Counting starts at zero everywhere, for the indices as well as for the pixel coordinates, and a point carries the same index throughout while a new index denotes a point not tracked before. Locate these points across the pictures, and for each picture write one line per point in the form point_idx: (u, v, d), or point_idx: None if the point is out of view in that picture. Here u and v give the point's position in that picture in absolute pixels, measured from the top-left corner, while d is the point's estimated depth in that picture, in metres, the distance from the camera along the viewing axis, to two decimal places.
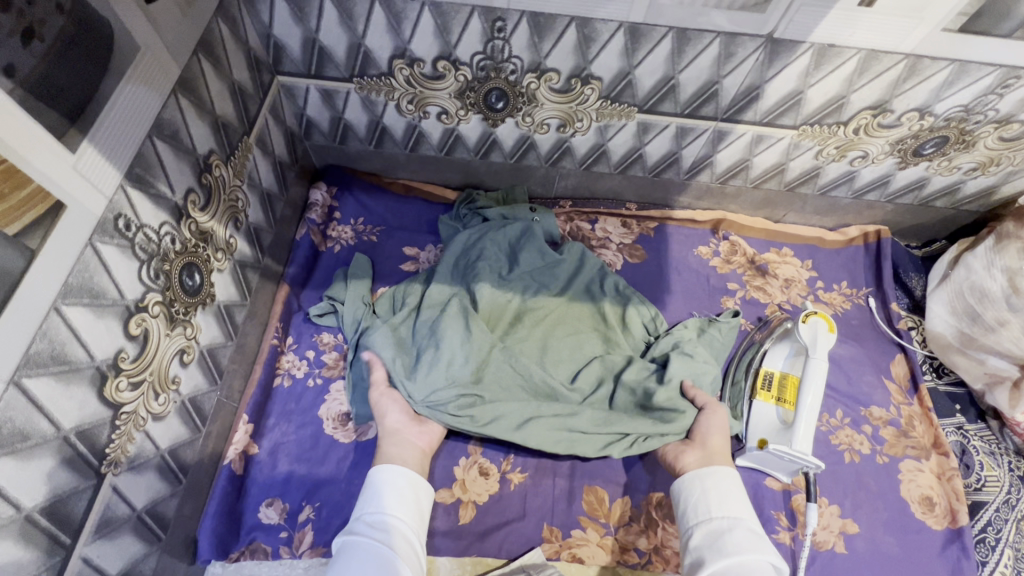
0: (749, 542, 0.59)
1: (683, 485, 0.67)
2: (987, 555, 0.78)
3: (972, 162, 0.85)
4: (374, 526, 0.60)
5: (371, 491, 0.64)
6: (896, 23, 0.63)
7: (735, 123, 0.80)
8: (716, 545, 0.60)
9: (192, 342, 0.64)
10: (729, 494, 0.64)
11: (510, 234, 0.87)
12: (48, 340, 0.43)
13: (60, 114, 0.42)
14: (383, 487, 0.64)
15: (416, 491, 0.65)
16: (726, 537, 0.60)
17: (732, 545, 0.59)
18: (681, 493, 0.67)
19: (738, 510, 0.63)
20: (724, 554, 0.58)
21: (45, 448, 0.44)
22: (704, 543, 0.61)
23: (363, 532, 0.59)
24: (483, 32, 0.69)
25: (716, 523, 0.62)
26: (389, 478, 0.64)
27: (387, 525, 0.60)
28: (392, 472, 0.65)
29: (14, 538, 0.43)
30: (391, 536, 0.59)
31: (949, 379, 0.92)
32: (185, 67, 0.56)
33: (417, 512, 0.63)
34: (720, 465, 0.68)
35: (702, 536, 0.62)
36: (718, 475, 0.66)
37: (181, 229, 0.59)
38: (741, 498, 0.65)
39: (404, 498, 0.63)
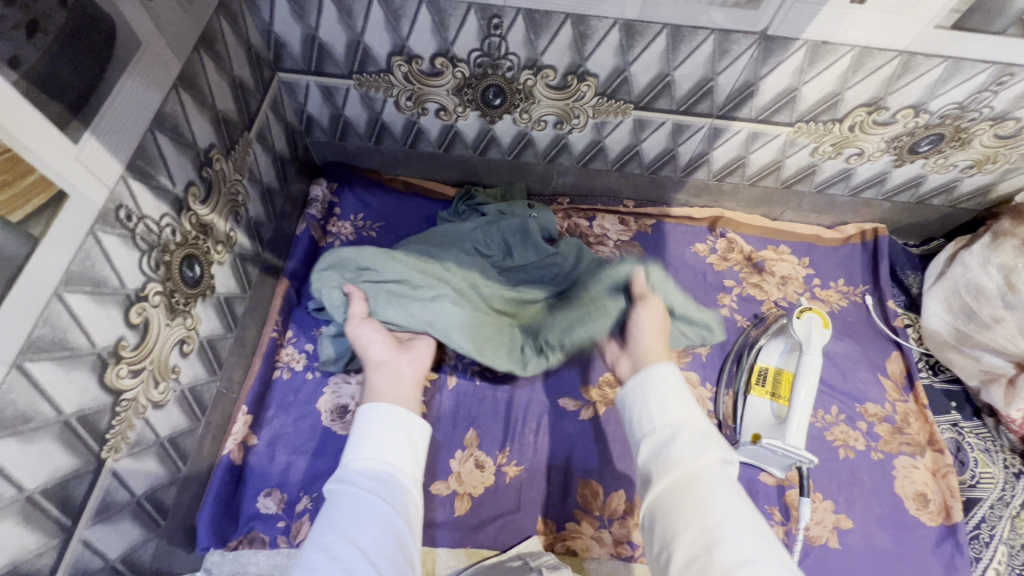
0: (695, 445, 0.53)
1: (626, 397, 0.61)
2: (981, 551, 0.78)
3: (968, 159, 0.85)
4: (362, 474, 0.56)
5: (360, 436, 0.59)
6: (889, 20, 0.63)
7: (731, 120, 0.81)
8: (661, 459, 0.54)
9: (193, 333, 0.65)
10: (668, 398, 0.57)
11: (508, 231, 0.86)
12: (50, 325, 0.44)
13: (63, 106, 0.43)
14: (375, 432, 0.59)
15: (407, 436, 0.60)
16: (670, 447, 0.54)
17: (676, 456, 0.53)
18: (627, 404, 0.61)
19: (679, 413, 0.56)
20: (670, 467, 0.52)
21: (47, 432, 0.45)
22: (651, 457, 0.55)
23: (351, 481, 0.55)
24: (480, 30, 0.70)
25: (659, 434, 0.55)
26: (378, 424, 0.60)
27: (377, 473, 0.56)
28: (386, 417, 0.61)
29: (15, 518, 0.44)
30: (382, 484, 0.55)
31: (945, 377, 0.92)
32: (186, 63, 0.57)
33: (413, 460, 0.60)
34: (655, 366, 0.61)
35: (647, 450, 0.56)
36: (652, 381, 0.59)
37: (181, 220, 0.60)
38: (685, 398, 0.58)
39: (397, 444, 0.59)
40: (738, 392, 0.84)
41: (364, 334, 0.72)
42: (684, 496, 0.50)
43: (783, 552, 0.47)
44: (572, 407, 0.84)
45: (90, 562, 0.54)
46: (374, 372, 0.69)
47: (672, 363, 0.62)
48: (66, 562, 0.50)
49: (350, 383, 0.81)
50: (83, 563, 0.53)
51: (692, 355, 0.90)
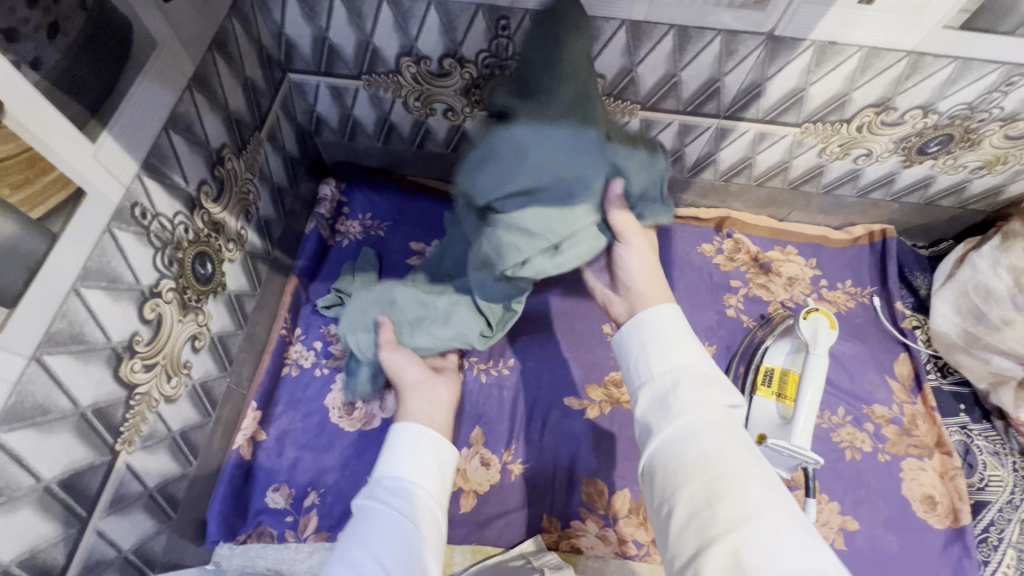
0: (694, 391, 0.52)
1: (625, 346, 0.59)
2: (989, 554, 0.78)
3: (978, 160, 0.85)
4: (393, 491, 0.56)
5: (393, 455, 0.60)
6: (897, 20, 0.63)
7: (738, 121, 0.81)
8: (662, 406, 0.53)
9: (204, 329, 0.66)
10: (670, 343, 0.56)
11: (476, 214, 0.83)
12: (67, 320, 0.45)
13: (82, 106, 0.44)
14: (409, 453, 0.60)
15: (439, 461, 0.62)
16: (672, 394, 0.53)
17: (679, 402, 0.52)
18: (625, 352, 0.59)
19: (680, 358, 0.55)
20: (672, 414, 0.52)
21: (64, 423, 0.47)
22: (652, 404, 0.54)
23: (382, 496, 0.56)
24: (488, 31, 0.70)
25: (660, 380, 0.54)
26: (413, 445, 0.61)
27: (408, 493, 0.57)
28: (422, 440, 0.62)
29: (33, 507, 0.45)
30: (411, 504, 0.56)
31: (954, 379, 0.92)
32: (199, 63, 0.59)
33: (440, 485, 0.60)
34: (656, 305, 0.60)
35: (648, 398, 0.55)
36: (651, 325, 0.58)
37: (193, 218, 0.61)
38: (687, 341, 0.56)
39: (430, 468, 0.60)
40: (744, 392, 0.84)
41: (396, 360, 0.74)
42: (686, 443, 0.49)
43: (790, 499, 0.47)
44: (577, 406, 0.84)
45: (103, 553, 0.55)
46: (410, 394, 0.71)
47: (674, 304, 0.60)
48: (80, 552, 0.51)
49: None
50: (96, 552, 0.54)
51: None
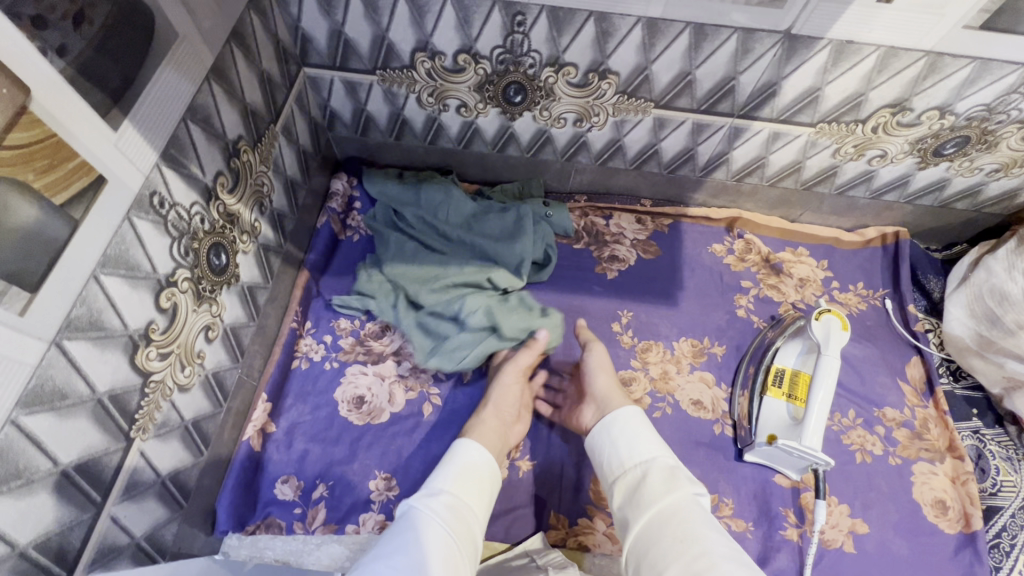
0: (663, 479, 0.58)
1: (596, 445, 0.66)
2: (1000, 560, 0.77)
3: (995, 162, 0.84)
4: (445, 506, 0.57)
5: (447, 472, 0.61)
6: (916, 20, 0.63)
7: (752, 120, 0.80)
8: (634, 498, 0.59)
9: (217, 320, 0.67)
10: (634, 438, 0.64)
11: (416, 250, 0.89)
12: (86, 306, 0.45)
13: (105, 94, 0.44)
14: (462, 472, 0.62)
15: (484, 487, 0.62)
16: (641, 487, 0.59)
17: (647, 492, 0.58)
18: (599, 452, 0.66)
19: (645, 453, 0.62)
20: (643, 505, 0.57)
21: (82, 409, 0.47)
22: (625, 499, 0.60)
23: (433, 507, 0.56)
24: (504, 27, 0.70)
25: (629, 474, 0.61)
26: (467, 466, 0.62)
27: (457, 507, 0.58)
28: (476, 463, 0.63)
29: (50, 491, 0.45)
30: (457, 518, 0.57)
31: (967, 383, 0.91)
32: (218, 55, 0.59)
33: (483, 506, 0.61)
34: (617, 409, 0.67)
35: (621, 493, 0.61)
36: (615, 424, 0.66)
37: (210, 209, 0.62)
38: (652, 436, 0.64)
39: (475, 491, 0.61)
40: (754, 393, 0.83)
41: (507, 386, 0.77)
42: (660, 529, 0.54)
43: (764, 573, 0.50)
44: None
45: (117, 539, 0.55)
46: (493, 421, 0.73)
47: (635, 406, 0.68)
48: (95, 537, 0.52)
49: (367, 374, 0.83)
50: (110, 538, 0.54)
51: (708, 355, 0.90)
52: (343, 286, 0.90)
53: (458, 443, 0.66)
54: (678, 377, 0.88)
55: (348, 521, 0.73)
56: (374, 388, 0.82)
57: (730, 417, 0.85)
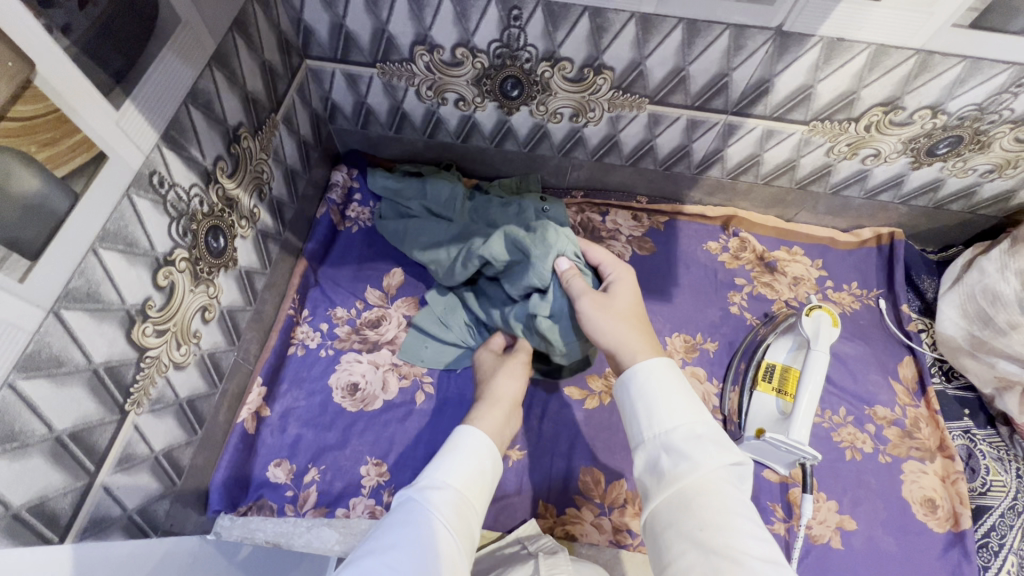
0: (688, 454, 0.52)
1: (619, 403, 0.59)
2: (989, 560, 0.77)
3: (988, 163, 0.84)
4: (447, 501, 0.53)
5: (453, 461, 0.57)
6: (906, 18, 0.63)
7: (746, 117, 0.81)
8: (656, 471, 0.54)
9: (214, 301, 0.68)
10: (660, 401, 0.55)
11: (430, 235, 0.89)
12: (84, 278, 0.47)
13: (107, 74, 0.46)
14: (468, 462, 0.58)
15: (487, 477, 0.59)
16: (666, 460, 0.53)
17: (670, 471, 0.52)
18: (622, 408, 0.59)
19: (671, 420, 0.54)
20: (666, 483, 0.52)
21: (77, 377, 0.48)
22: (646, 467, 0.55)
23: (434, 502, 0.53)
24: (501, 21, 0.72)
25: (654, 443, 0.54)
26: (474, 456, 0.58)
27: (459, 502, 0.54)
28: (482, 454, 0.59)
29: (44, 456, 0.46)
30: (458, 513, 0.53)
31: (958, 383, 0.91)
32: (221, 42, 0.61)
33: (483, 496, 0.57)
34: (635, 367, 0.59)
35: (643, 461, 0.56)
36: (638, 385, 0.57)
37: (208, 192, 0.63)
38: (680, 399, 0.55)
39: (477, 483, 0.57)
40: (744, 388, 0.83)
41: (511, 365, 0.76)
42: (681, 511, 0.50)
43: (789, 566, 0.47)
44: (577, 396, 0.85)
45: (109, 511, 0.56)
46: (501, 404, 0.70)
47: (661, 362, 0.59)
48: (87, 506, 0.53)
49: (361, 361, 0.84)
50: (102, 509, 0.55)
51: (700, 351, 0.91)
52: (341, 275, 0.92)
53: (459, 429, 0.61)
54: None
55: (339, 505, 0.74)
56: (368, 375, 0.83)
57: (721, 412, 0.86)
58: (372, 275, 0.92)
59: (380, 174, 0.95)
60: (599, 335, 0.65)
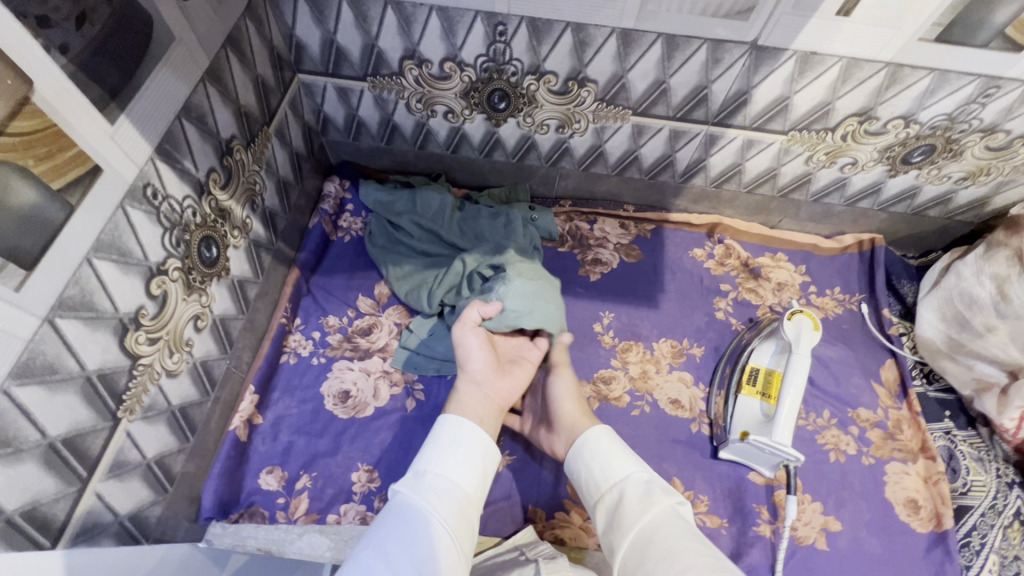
0: (639, 498, 0.55)
1: (573, 474, 0.63)
2: (971, 559, 0.78)
3: (962, 171, 0.87)
4: (436, 492, 0.54)
5: (445, 451, 0.57)
6: (875, 32, 0.66)
7: (726, 128, 0.84)
8: (615, 522, 0.55)
9: (207, 310, 0.69)
10: (609, 456, 0.60)
11: (417, 259, 0.93)
12: (79, 287, 0.48)
13: (102, 90, 0.48)
14: (456, 449, 0.58)
15: (482, 463, 0.59)
16: (621, 508, 0.56)
17: (626, 514, 0.54)
18: (578, 480, 0.63)
19: (621, 471, 0.58)
20: (625, 527, 0.54)
21: (70, 384, 0.49)
22: (608, 523, 0.56)
23: (425, 496, 0.53)
24: (486, 36, 0.74)
25: (609, 495, 0.57)
26: (464, 445, 0.58)
27: (449, 491, 0.54)
28: (474, 442, 0.59)
29: (38, 461, 0.47)
30: (448, 502, 0.54)
31: (939, 386, 0.93)
32: (213, 59, 0.63)
33: (479, 479, 0.57)
34: (584, 434, 0.64)
35: (604, 520, 0.57)
36: (589, 446, 0.62)
37: (202, 204, 0.65)
38: (627, 453, 0.60)
39: (471, 469, 0.57)
40: (730, 393, 0.85)
41: (471, 344, 0.70)
42: (642, 549, 0.51)
43: None
44: None
45: (101, 516, 0.57)
46: (467, 384, 0.68)
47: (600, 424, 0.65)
48: (80, 511, 0.54)
49: (353, 369, 0.85)
50: (94, 515, 0.56)
51: (687, 356, 0.92)
52: (333, 284, 0.93)
53: (449, 415, 0.61)
54: (657, 376, 0.90)
55: (330, 511, 0.75)
56: (359, 383, 0.84)
57: (707, 415, 0.87)
58: (364, 284, 0.93)
59: (372, 187, 0.97)
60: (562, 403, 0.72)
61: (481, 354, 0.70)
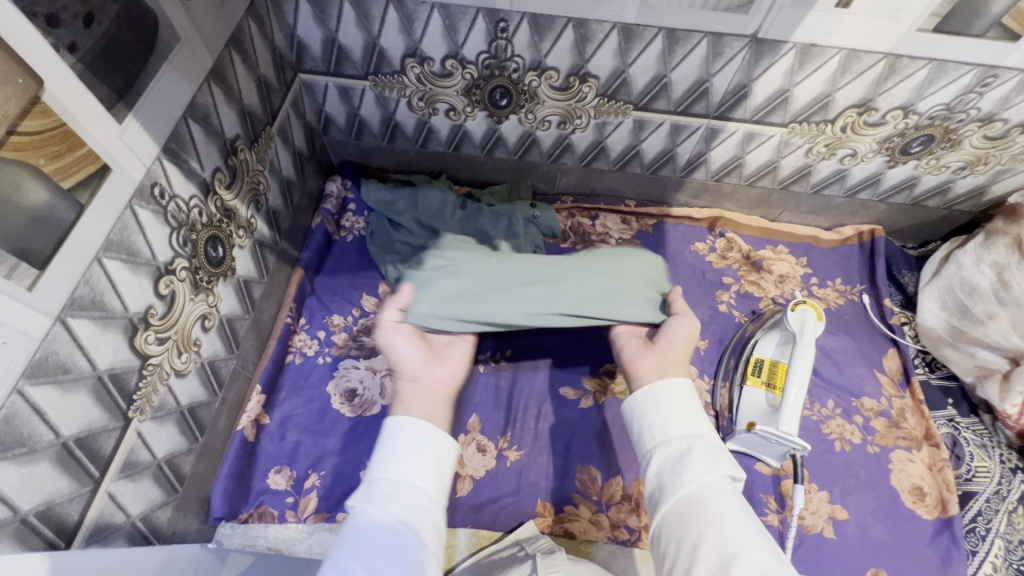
0: (708, 459, 0.54)
1: (636, 411, 0.61)
2: (976, 545, 0.79)
3: (960, 160, 0.88)
4: (392, 500, 0.52)
5: (399, 454, 0.56)
6: (874, 23, 0.67)
7: (727, 121, 0.84)
8: (675, 470, 0.54)
9: (214, 310, 0.69)
10: (684, 410, 0.58)
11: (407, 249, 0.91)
12: (90, 287, 0.48)
13: (111, 90, 0.48)
14: (410, 451, 0.56)
15: (440, 460, 0.57)
16: (686, 459, 0.55)
17: (692, 467, 0.54)
18: (635, 416, 0.61)
19: (694, 427, 0.57)
20: (682, 480, 0.53)
21: (82, 384, 0.49)
22: (663, 469, 0.55)
23: (381, 506, 0.52)
24: (488, 33, 0.74)
25: (672, 446, 0.56)
26: (417, 446, 0.56)
27: (406, 497, 0.53)
28: (428, 441, 0.57)
29: (51, 461, 0.48)
30: (407, 509, 0.52)
31: (941, 374, 0.93)
32: (217, 58, 0.63)
33: (437, 478, 0.56)
34: (668, 380, 0.61)
35: (661, 462, 0.56)
36: (666, 394, 0.59)
37: (207, 203, 0.65)
38: (700, 413, 0.59)
39: (428, 470, 0.55)
40: (735, 383, 0.85)
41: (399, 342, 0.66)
42: (701, 505, 0.51)
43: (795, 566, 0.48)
44: (572, 396, 0.86)
45: (113, 516, 0.57)
46: (406, 385, 0.63)
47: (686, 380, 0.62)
48: (93, 511, 0.54)
49: (359, 368, 0.85)
50: (107, 515, 0.56)
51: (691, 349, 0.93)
52: (337, 283, 0.93)
53: (399, 416, 0.59)
54: None
55: (338, 510, 0.75)
56: (365, 381, 0.84)
57: (712, 408, 0.88)
58: (368, 283, 0.93)
59: (373, 186, 0.96)
60: (672, 343, 0.66)
61: (412, 351, 0.66)
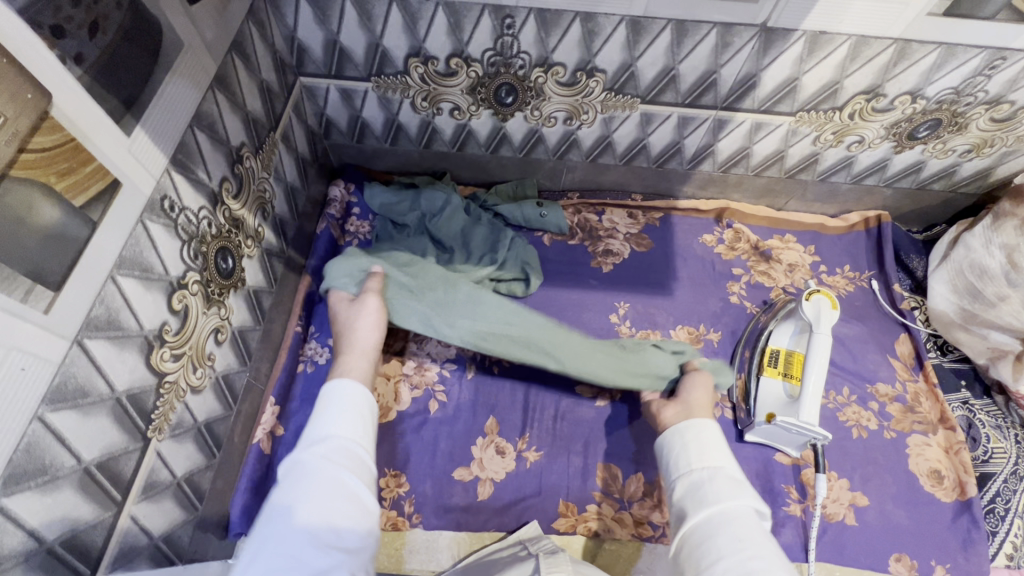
0: (728, 487, 0.60)
1: (666, 443, 0.68)
2: (996, 524, 0.80)
3: (966, 143, 0.88)
4: (337, 451, 0.56)
5: (336, 414, 0.60)
6: (884, 8, 0.66)
7: (735, 111, 0.84)
8: (696, 495, 0.60)
9: (226, 322, 0.68)
10: (709, 446, 0.65)
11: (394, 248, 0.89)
12: (105, 306, 0.47)
13: (118, 101, 0.46)
14: (346, 410, 0.61)
15: (371, 421, 0.62)
16: (704, 485, 0.61)
17: (711, 492, 0.60)
18: (665, 448, 0.68)
19: (716, 460, 0.63)
20: (705, 503, 0.59)
21: (101, 407, 0.48)
22: (686, 494, 0.62)
23: (326, 456, 0.55)
24: (494, 30, 0.73)
25: (695, 474, 0.63)
26: (355, 408, 0.61)
27: (347, 448, 0.57)
28: (360, 402, 0.62)
29: (74, 487, 0.46)
30: (347, 456, 0.56)
31: (954, 357, 0.94)
32: (220, 64, 0.61)
33: (369, 433, 0.61)
34: (697, 419, 0.69)
35: (684, 489, 0.62)
36: (692, 429, 0.67)
37: (216, 213, 0.63)
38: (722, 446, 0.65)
39: (366, 428, 0.61)
40: (751, 374, 0.84)
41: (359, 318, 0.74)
42: (718, 525, 0.56)
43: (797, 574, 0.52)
44: (588, 394, 0.86)
45: (137, 538, 0.56)
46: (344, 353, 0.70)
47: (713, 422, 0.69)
48: (116, 536, 0.52)
49: None
50: (131, 538, 0.55)
51: (705, 342, 0.92)
52: None
53: (334, 385, 0.63)
54: None
55: None
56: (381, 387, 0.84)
57: (729, 400, 0.87)
58: None
59: (377, 188, 0.95)
60: (693, 391, 0.74)
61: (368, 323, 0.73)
